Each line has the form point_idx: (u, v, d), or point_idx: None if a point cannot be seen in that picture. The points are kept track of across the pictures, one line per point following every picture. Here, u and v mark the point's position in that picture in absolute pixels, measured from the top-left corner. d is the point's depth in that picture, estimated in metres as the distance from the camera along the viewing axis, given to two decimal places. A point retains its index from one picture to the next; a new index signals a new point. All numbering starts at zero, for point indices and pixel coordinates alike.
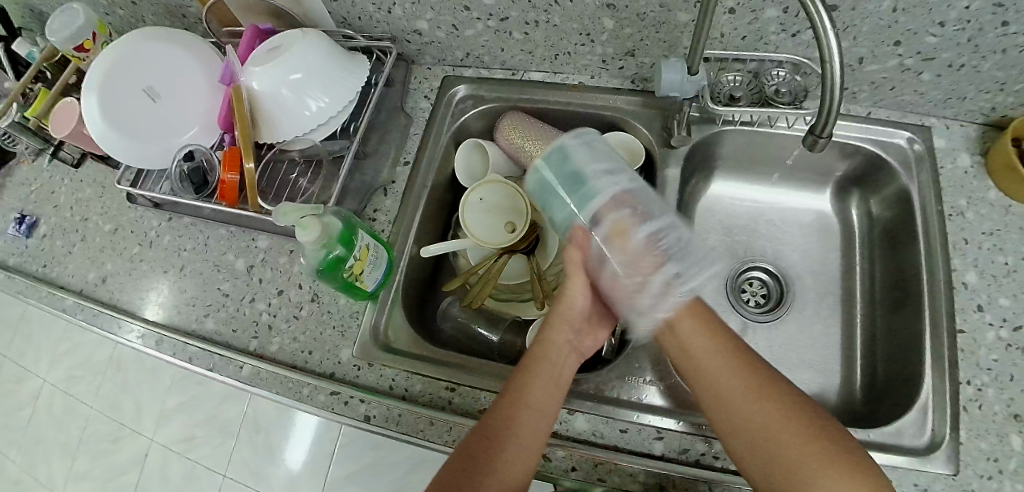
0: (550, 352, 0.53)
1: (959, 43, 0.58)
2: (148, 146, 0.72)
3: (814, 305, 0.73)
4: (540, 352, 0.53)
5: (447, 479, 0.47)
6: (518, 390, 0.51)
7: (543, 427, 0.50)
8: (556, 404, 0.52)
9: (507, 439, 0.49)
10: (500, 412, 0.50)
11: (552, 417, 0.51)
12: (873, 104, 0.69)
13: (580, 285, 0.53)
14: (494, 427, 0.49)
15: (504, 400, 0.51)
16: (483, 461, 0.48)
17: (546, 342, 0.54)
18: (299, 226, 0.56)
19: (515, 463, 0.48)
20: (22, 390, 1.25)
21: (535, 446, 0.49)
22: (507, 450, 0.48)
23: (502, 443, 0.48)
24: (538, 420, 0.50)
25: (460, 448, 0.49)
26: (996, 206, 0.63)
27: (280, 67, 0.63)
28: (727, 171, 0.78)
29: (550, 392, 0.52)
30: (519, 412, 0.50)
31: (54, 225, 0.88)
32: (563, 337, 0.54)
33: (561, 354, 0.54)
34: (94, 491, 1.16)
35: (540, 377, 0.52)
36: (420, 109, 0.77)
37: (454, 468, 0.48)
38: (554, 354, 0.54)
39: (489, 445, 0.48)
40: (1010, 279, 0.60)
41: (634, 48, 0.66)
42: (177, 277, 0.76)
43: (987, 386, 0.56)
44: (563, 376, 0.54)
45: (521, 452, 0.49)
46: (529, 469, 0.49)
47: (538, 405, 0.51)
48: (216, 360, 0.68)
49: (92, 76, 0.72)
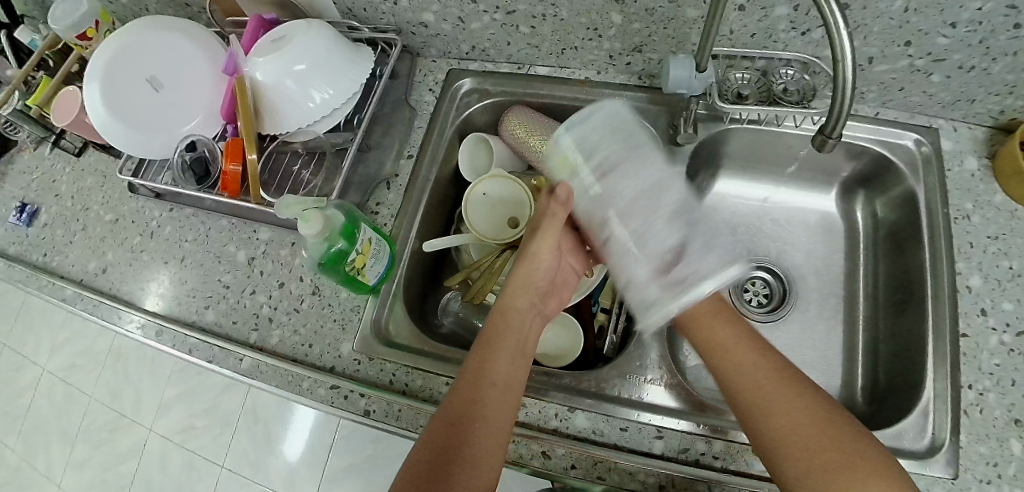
0: (513, 319, 0.56)
1: (970, 44, 0.57)
2: (150, 137, 0.71)
3: (817, 306, 0.73)
4: (503, 318, 0.56)
5: (425, 458, 0.46)
6: (480, 368, 0.51)
7: (511, 400, 0.50)
8: (523, 371, 0.53)
9: (476, 417, 0.48)
10: (465, 391, 0.49)
11: (519, 388, 0.51)
12: (881, 104, 0.69)
13: (545, 246, 0.57)
14: (464, 403, 0.49)
15: (471, 372, 0.51)
16: (454, 443, 0.46)
17: (510, 308, 0.57)
18: (301, 219, 0.55)
19: (487, 441, 0.47)
20: (22, 378, 1.25)
21: (506, 422, 0.49)
22: (478, 428, 0.47)
23: (472, 421, 0.47)
24: (506, 393, 0.50)
25: (429, 435, 0.47)
26: (1002, 210, 0.63)
27: (283, 58, 0.63)
28: (732, 170, 0.78)
29: (516, 362, 0.53)
30: (489, 384, 0.50)
31: (55, 214, 0.88)
32: (524, 300, 0.57)
33: (523, 320, 0.56)
34: (92, 480, 1.16)
35: (503, 351, 0.53)
36: (425, 102, 0.77)
37: (429, 448, 0.46)
38: (514, 322, 0.56)
39: (458, 426, 0.47)
40: (1014, 284, 0.59)
41: (642, 43, 0.66)
42: (178, 268, 0.76)
43: (988, 391, 0.55)
44: (526, 345, 0.55)
45: (493, 428, 0.48)
46: (502, 446, 0.48)
47: (503, 379, 0.51)
48: (216, 351, 0.68)
49: (96, 63, 0.71)
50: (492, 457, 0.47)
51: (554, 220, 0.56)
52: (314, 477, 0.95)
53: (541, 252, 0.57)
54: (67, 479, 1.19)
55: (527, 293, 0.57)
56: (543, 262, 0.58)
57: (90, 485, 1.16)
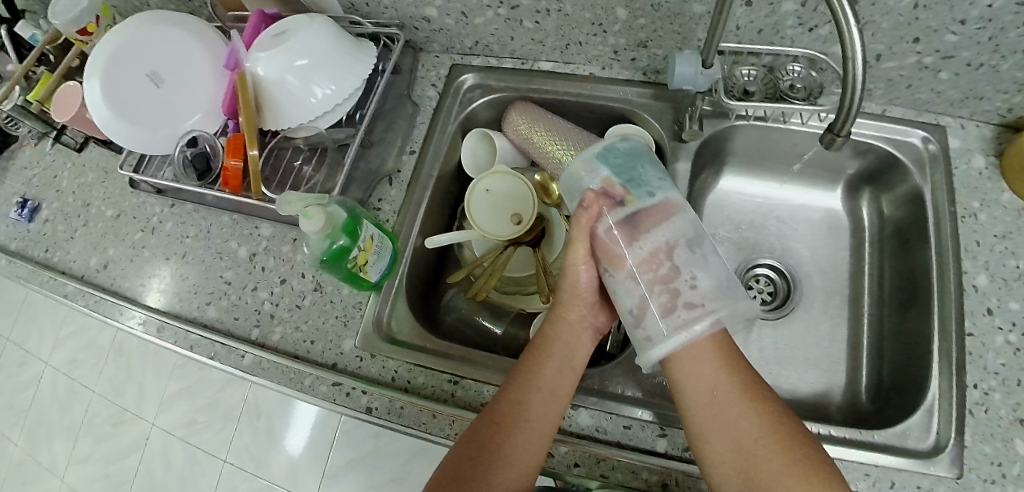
0: (560, 331, 0.52)
1: (979, 41, 0.56)
2: (152, 131, 0.71)
3: (821, 304, 0.72)
4: (552, 331, 0.53)
5: (458, 464, 0.48)
6: (525, 376, 0.51)
7: (554, 412, 0.50)
8: (569, 388, 0.51)
9: (513, 428, 0.48)
10: (506, 400, 0.50)
11: (564, 399, 0.50)
12: (888, 101, 0.68)
13: (580, 260, 0.50)
14: (504, 414, 0.49)
15: (516, 383, 0.51)
16: (489, 452, 0.48)
17: (559, 320, 0.53)
18: (303, 215, 0.55)
19: (522, 453, 0.48)
20: (24, 373, 1.25)
21: (546, 433, 0.49)
22: (514, 440, 0.48)
23: (508, 432, 0.48)
24: (548, 405, 0.49)
25: (466, 439, 0.49)
26: (1008, 208, 0.62)
27: (284, 53, 0.62)
28: (737, 166, 0.77)
29: (563, 374, 0.51)
30: (531, 396, 0.50)
31: (57, 210, 0.88)
32: (575, 311, 0.53)
33: (573, 330, 0.53)
34: (95, 475, 1.16)
35: (553, 359, 0.52)
36: (427, 97, 0.76)
37: (464, 452, 0.48)
38: (564, 332, 0.53)
39: (495, 434, 0.48)
40: (1021, 283, 0.59)
41: (647, 39, 0.65)
42: (179, 264, 0.75)
43: (994, 391, 0.55)
44: (577, 355, 0.52)
45: (531, 438, 0.48)
46: (538, 458, 0.48)
47: (548, 391, 0.50)
48: (218, 348, 0.67)
49: (98, 56, 0.71)
50: (525, 469, 0.48)
51: (581, 237, 0.49)
52: (315, 472, 0.95)
53: (579, 270, 0.50)
54: (69, 474, 1.19)
55: (577, 307, 0.53)
56: (583, 278, 0.51)
57: (93, 480, 1.17)
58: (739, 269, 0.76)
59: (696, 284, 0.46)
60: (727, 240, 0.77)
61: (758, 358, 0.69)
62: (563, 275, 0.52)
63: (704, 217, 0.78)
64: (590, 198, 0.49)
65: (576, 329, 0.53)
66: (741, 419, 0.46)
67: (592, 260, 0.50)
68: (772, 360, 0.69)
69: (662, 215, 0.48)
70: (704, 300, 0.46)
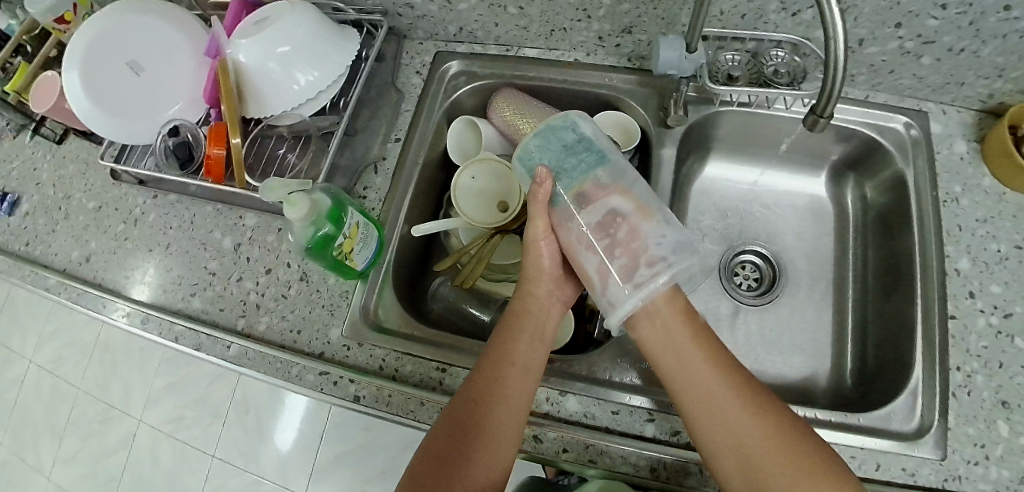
0: (530, 307, 0.53)
1: (960, 26, 0.57)
2: (133, 120, 0.70)
3: (806, 289, 0.73)
4: (521, 308, 0.53)
5: (438, 447, 0.48)
6: (498, 356, 0.51)
7: (529, 386, 0.50)
8: (541, 360, 0.52)
9: (491, 405, 0.48)
10: (481, 381, 0.50)
11: (538, 373, 0.51)
12: (871, 87, 0.68)
13: (541, 233, 0.51)
14: (481, 393, 0.49)
15: (489, 362, 0.51)
16: (468, 432, 0.48)
17: (527, 296, 0.54)
18: (287, 203, 0.54)
19: (501, 429, 0.48)
20: (8, 371, 1.23)
21: (522, 409, 0.49)
22: (493, 416, 0.48)
23: (486, 410, 0.48)
24: (524, 381, 0.50)
25: (444, 423, 0.49)
26: (990, 193, 0.63)
27: (265, 39, 0.62)
28: (723, 153, 0.77)
29: (535, 348, 0.52)
30: (506, 373, 0.50)
31: (36, 204, 0.86)
32: (543, 286, 0.54)
33: (543, 305, 0.54)
34: (83, 473, 1.15)
35: (525, 335, 0.52)
36: (412, 84, 0.75)
37: (443, 436, 0.48)
38: (534, 309, 0.53)
39: (473, 414, 0.48)
40: (1002, 266, 0.60)
41: (631, 24, 0.65)
42: (163, 256, 0.74)
43: (976, 373, 0.56)
44: (547, 330, 0.54)
45: (509, 413, 0.49)
46: (517, 433, 0.49)
47: (523, 366, 0.51)
48: (203, 339, 0.67)
49: (78, 39, 0.70)
50: (507, 445, 0.48)
51: (538, 210, 0.49)
52: (306, 466, 0.95)
53: (540, 242, 0.51)
54: (57, 472, 1.18)
55: (544, 281, 0.53)
56: (546, 254, 0.52)
57: (81, 478, 1.15)
58: (725, 255, 0.76)
59: (651, 241, 0.46)
60: (715, 226, 0.77)
61: (745, 344, 0.70)
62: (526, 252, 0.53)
63: (691, 204, 0.78)
64: (540, 177, 0.49)
65: (545, 303, 0.54)
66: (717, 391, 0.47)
67: (552, 234, 0.51)
68: (759, 346, 0.70)
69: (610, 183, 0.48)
70: (666, 256, 0.46)
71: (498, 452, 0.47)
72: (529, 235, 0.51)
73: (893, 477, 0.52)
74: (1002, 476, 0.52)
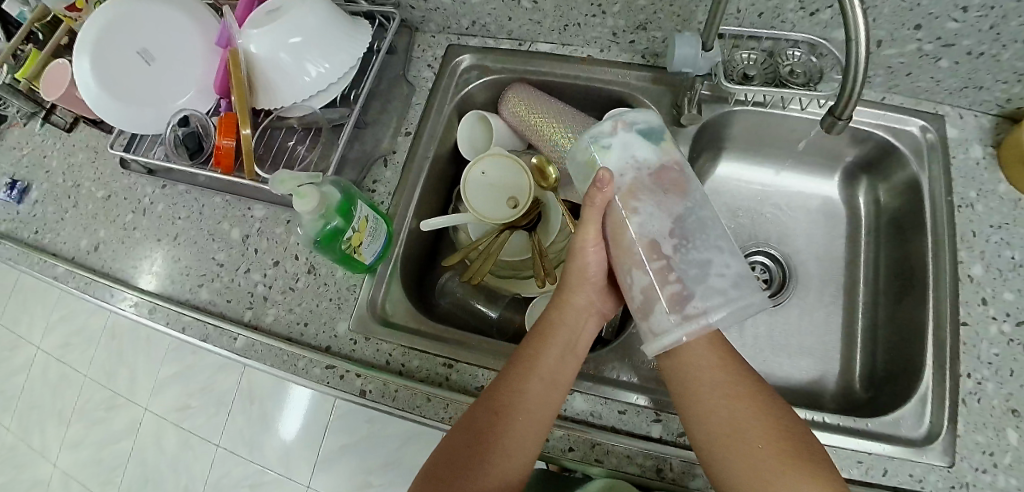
0: (566, 316, 0.52)
1: (981, 29, 0.56)
2: (143, 109, 0.70)
3: (816, 292, 0.72)
4: (557, 315, 0.53)
5: (456, 450, 0.48)
6: (527, 361, 0.51)
7: (554, 397, 0.50)
8: (570, 372, 0.52)
9: (515, 412, 0.48)
10: (507, 385, 0.50)
11: (565, 385, 0.51)
12: (888, 89, 0.67)
13: (591, 242, 0.49)
14: (506, 398, 0.49)
15: (517, 367, 0.51)
16: (487, 436, 0.48)
17: (565, 304, 0.53)
18: (296, 195, 0.54)
19: (521, 439, 0.48)
20: (16, 356, 1.24)
21: (545, 421, 0.49)
22: (514, 424, 0.48)
23: (508, 416, 0.48)
24: (548, 391, 0.50)
25: (464, 423, 0.50)
26: (1005, 199, 0.62)
27: (276, 30, 0.61)
28: (736, 152, 0.77)
29: (565, 358, 0.52)
30: (532, 381, 0.50)
31: (46, 192, 0.86)
32: (583, 296, 0.52)
33: (580, 316, 0.53)
34: (87, 459, 1.16)
35: (556, 345, 0.52)
36: (423, 78, 0.75)
37: (463, 438, 0.49)
38: (570, 318, 0.53)
39: (495, 419, 0.49)
40: (1016, 274, 0.59)
41: (646, 21, 0.64)
42: (171, 246, 0.74)
43: (987, 380, 0.55)
44: (579, 342, 0.53)
45: (531, 423, 0.49)
46: (535, 443, 0.49)
47: (550, 376, 0.50)
48: (210, 330, 0.67)
49: (90, 28, 0.70)
50: (523, 454, 0.48)
51: (593, 219, 0.48)
52: (310, 456, 0.95)
53: (588, 252, 0.50)
54: (63, 458, 1.19)
55: (584, 292, 0.52)
56: (592, 262, 0.51)
57: (86, 465, 1.16)
58: None
59: (708, 269, 0.45)
60: (725, 226, 0.77)
61: (753, 345, 0.70)
62: (572, 260, 0.52)
63: None
64: (602, 181, 0.45)
65: (583, 314, 0.53)
66: (717, 400, 0.47)
67: (602, 243, 0.50)
68: (767, 348, 0.69)
69: (676, 199, 0.47)
70: (726, 289, 0.45)
71: (515, 461, 0.48)
72: (576, 241, 0.50)
73: (900, 483, 0.52)
74: (1010, 484, 0.51)
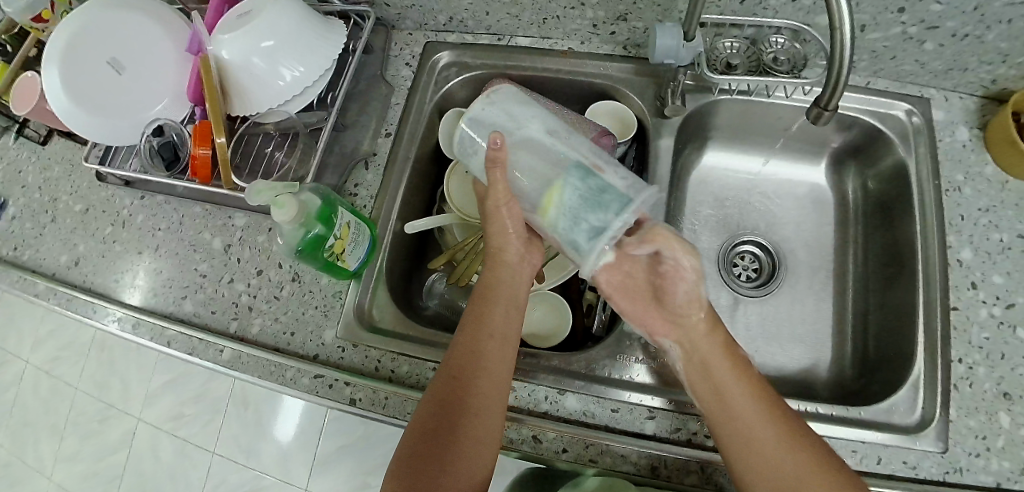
0: (501, 272, 0.54)
1: (964, 11, 0.55)
2: (116, 118, 0.68)
3: (806, 279, 0.72)
4: (493, 275, 0.54)
5: (422, 428, 0.47)
6: (473, 326, 0.51)
7: (509, 352, 0.51)
8: (517, 329, 0.52)
9: (473, 377, 0.48)
10: (458, 352, 0.50)
11: (515, 339, 0.52)
12: (872, 73, 0.67)
13: (503, 202, 0.50)
14: (460, 366, 0.49)
15: (465, 334, 0.51)
16: (452, 408, 0.47)
17: (496, 263, 0.54)
18: (274, 205, 0.52)
19: (485, 400, 0.47)
20: (2, 373, 1.22)
21: (503, 379, 0.49)
22: (475, 388, 0.48)
23: (469, 386, 0.48)
24: (502, 347, 0.50)
25: (426, 405, 0.48)
26: (992, 182, 0.62)
27: (248, 34, 0.60)
28: (722, 141, 0.76)
29: (510, 315, 0.52)
30: (484, 343, 0.50)
31: (22, 207, 0.84)
32: (512, 251, 0.54)
33: (513, 271, 0.54)
34: (83, 474, 1.14)
35: (499, 302, 0.52)
36: (402, 77, 0.73)
37: (427, 416, 0.47)
38: (504, 273, 0.54)
39: (456, 387, 0.48)
40: (1004, 257, 0.59)
41: (627, 12, 0.63)
42: (153, 259, 0.73)
43: (977, 365, 0.55)
44: (520, 297, 0.54)
45: (490, 383, 0.48)
46: (503, 402, 0.48)
47: (500, 332, 0.51)
48: (195, 343, 0.65)
49: (56, 38, 0.68)
50: (495, 415, 0.48)
51: (498, 180, 0.49)
52: (306, 461, 0.95)
53: (503, 212, 0.51)
54: (58, 473, 1.17)
55: (513, 246, 0.53)
56: (509, 223, 0.52)
57: (81, 479, 1.15)
58: (725, 245, 0.75)
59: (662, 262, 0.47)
60: (714, 216, 0.76)
61: (745, 336, 0.69)
62: (489, 224, 0.53)
63: (689, 194, 0.77)
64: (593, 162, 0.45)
65: (516, 269, 0.54)
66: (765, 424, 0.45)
67: (512, 201, 0.50)
68: (758, 338, 0.69)
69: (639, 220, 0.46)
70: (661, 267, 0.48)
71: (486, 424, 0.47)
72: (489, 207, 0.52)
73: (895, 470, 0.52)
74: (1003, 467, 0.51)
